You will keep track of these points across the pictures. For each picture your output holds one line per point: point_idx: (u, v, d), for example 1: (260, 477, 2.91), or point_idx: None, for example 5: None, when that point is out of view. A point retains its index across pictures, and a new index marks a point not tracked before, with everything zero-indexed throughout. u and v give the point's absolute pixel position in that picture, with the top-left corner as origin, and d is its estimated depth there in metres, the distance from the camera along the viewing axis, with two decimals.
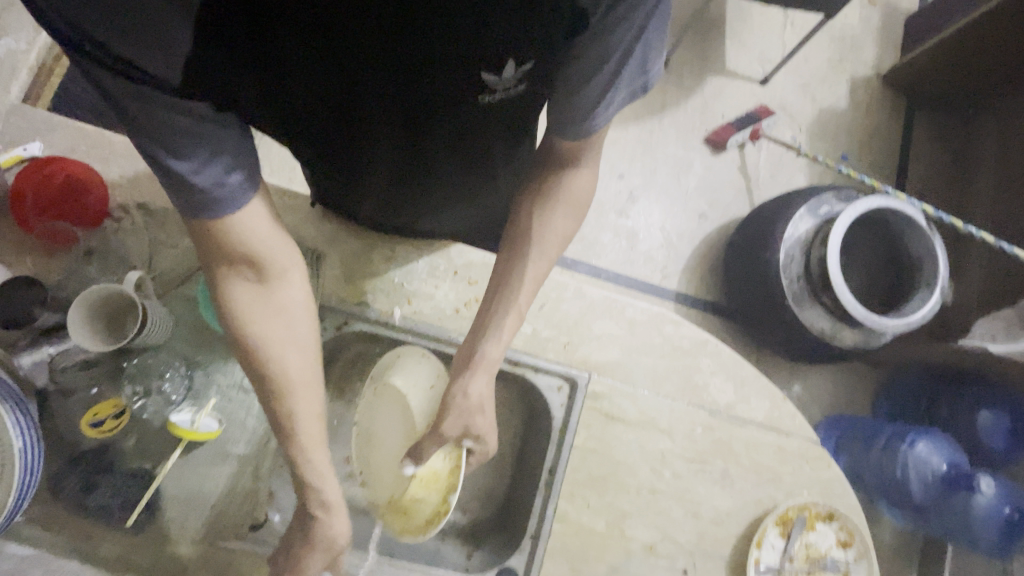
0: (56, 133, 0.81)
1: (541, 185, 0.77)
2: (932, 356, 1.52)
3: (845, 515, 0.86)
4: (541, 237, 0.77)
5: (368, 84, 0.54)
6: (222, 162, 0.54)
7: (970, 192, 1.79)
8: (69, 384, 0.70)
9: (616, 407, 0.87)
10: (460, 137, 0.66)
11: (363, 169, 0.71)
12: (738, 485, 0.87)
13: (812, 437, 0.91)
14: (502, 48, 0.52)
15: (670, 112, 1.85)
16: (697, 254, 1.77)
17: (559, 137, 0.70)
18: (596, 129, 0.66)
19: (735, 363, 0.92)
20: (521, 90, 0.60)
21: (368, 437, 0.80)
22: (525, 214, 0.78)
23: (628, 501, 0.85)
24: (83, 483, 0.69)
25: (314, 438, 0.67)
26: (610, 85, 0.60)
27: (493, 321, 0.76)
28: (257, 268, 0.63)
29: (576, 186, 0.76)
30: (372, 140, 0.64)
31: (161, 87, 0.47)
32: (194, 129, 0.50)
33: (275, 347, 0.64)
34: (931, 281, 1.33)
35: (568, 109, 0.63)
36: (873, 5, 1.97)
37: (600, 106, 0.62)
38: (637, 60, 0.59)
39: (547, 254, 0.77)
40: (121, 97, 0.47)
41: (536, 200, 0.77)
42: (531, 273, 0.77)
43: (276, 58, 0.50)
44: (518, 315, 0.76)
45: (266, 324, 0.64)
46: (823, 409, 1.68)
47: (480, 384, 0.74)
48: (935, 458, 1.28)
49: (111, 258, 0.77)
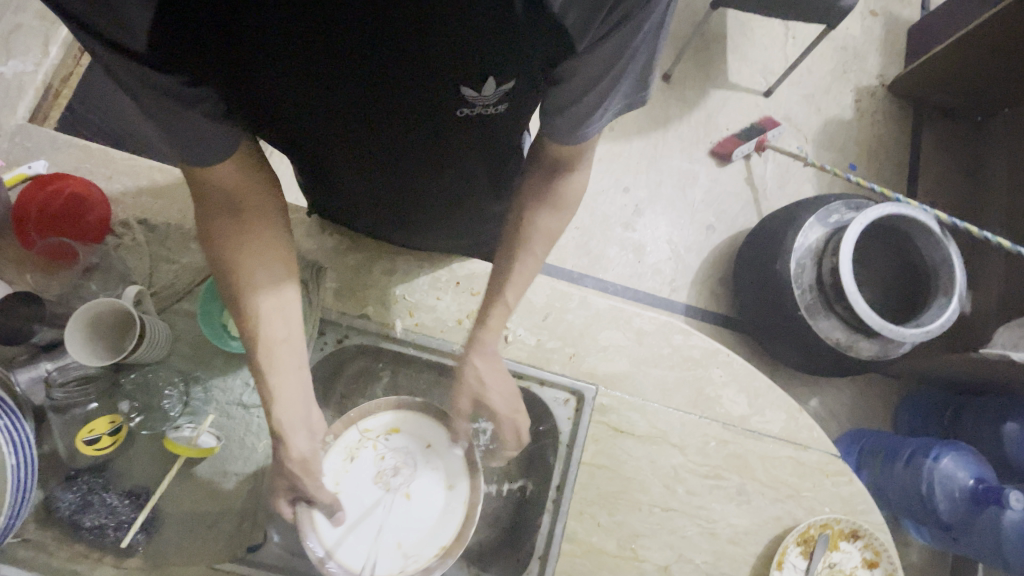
0: (60, 152, 0.82)
1: (533, 193, 0.75)
2: (951, 367, 1.47)
3: (870, 532, 0.82)
4: (532, 237, 0.75)
5: (336, 83, 0.54)
6: (193, 142, 0.54)
7: (983, 198, 1.75)
8: (67, 402, 0.67)
9: (625, 421, 0.84)
10: (435, 148, 0.66)
11: (343, 169, 0.72)
12: (755, 502, 0.84)
13: (832, 450, 0.87)
14: (480, 65, 0.53)
15: (674, 125, 1.85)
16: (705, 266, 1.75)
17: (550, 142, 0.66)
18: (589, 138, 0.64)
19: (748, 374, 0.89)
20: (501, 109, 0.60)
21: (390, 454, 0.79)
22: (514, 213, 0.77)
23: (640, 519, 0.81)
24: (79, 502, 0.66)
25: (295, 365, 0.68)
26: (607, 97, 0.58)
27: (491, 313, 0.76)
28: (237, 204, 0.63)
29: (567, 190, 0.73)
30: (347, 139, 0.64)
31: (136, 58, 0.46)
32: (175, 113, 0.51)
33: (256, 275, 0.66)
34: (949, 289, 1.29)
35: (561, 122, 0.61)
36: (875, 16, 1.97)
37: (594, 116, 0.60)
38: (635, 73, 0.58)
39: (535, 253, 0.76)
40: (106, 63, 0.47)
41: (524, 200, 0.75)
42: (523, 271, 0.76)
43: (252, 48, 0.50)
44: (509, 308, 0.76)
45: (246, 257, 0.65)
46: (841, 424, 1.64)
47: (480, 366, 0.76)
48: (961, 473, 1.22)
49: (112, 275, 0.77)
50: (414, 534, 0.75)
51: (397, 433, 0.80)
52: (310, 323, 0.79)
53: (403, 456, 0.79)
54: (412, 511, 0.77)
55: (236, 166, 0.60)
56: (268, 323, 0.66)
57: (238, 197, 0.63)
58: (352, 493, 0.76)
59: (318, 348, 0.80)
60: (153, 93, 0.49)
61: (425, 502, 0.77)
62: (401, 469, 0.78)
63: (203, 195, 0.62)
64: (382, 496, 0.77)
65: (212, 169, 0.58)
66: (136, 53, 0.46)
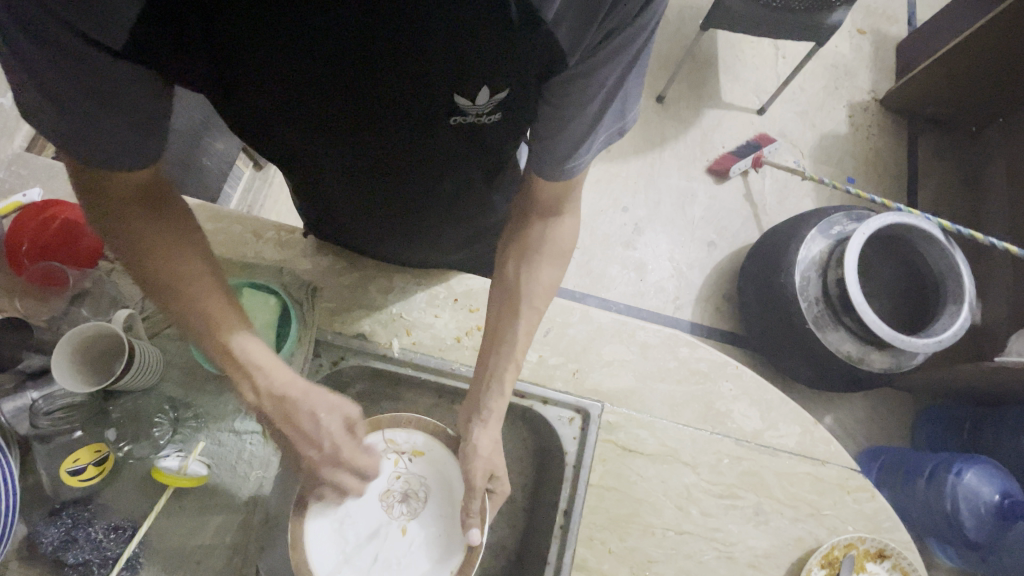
0: (56, 179, 0.82)
1: (524, 239, 0.72)
2: (966, 379, 1.44)
3: (897, 552, 0.77)
4: (529, 292, 0.71)
5: (327, 90, 0.53)
6: (135, 147, 0.51)
7: (985, 207, 1.74)
8: (52, 430, 0.63)
9: (633, 438, 0.81)
10: (426, 158, 0.65)
11: (333, 184, 0.72)
12: (774, 522, 0.79)
13: (851, 465, 0.83)
14: (472, 72, 0.52)
15: (670, 144, 1.86)
16: (709, 282, 1.73)
17: (536, 177, 0.66)
18: (576, 173, 0.63)
19: (759, 388, 0.86)
20: (494, 119, 0.60)
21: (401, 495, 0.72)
22: (508, 270, 0.73)
23: (653, 544, 0.77)
24: (60, 538, 0.62)
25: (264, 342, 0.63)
26: (593, 127, 0.58)
27: (490, 381, 0.70)
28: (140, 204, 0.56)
29: (560, 234, 0.72)
30: (337, 151, 0.63)
31: (82, 61, 0.45)
32: (121, 121, 0.49)
33: (188, 281, 0.59)
34: (959, 297, 1.26)
35: (548, 152, 0.61)
36: (862, 34, 2.00)
37: (583, 148, 0.60)
38: (617, 106, 0.59)
39: (536, 308, 0.72)
40: (41, 68, 0.44)
41: (520, 251, 0.72)
42: (523, 330, 0.71)
43: (242, 48, 0.49)
44: (518, 365, 0.71)
45: (184, 264, 0.59)
46: (858, 441, 1.60)
47: (485, 435, 0.69)
48: (987, 488, 1.17)
49: (103, 301, 0.75)
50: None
51: (419, 458, 0.73)
52: (305, 344, 0.77)
53: (416, 486, 0.72)
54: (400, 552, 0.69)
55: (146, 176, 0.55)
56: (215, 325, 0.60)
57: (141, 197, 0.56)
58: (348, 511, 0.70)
59: (313, 370, 0.77)
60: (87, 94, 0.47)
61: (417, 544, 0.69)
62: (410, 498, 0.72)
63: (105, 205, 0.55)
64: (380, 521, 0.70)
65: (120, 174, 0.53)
66: (96, 61, 0.45)
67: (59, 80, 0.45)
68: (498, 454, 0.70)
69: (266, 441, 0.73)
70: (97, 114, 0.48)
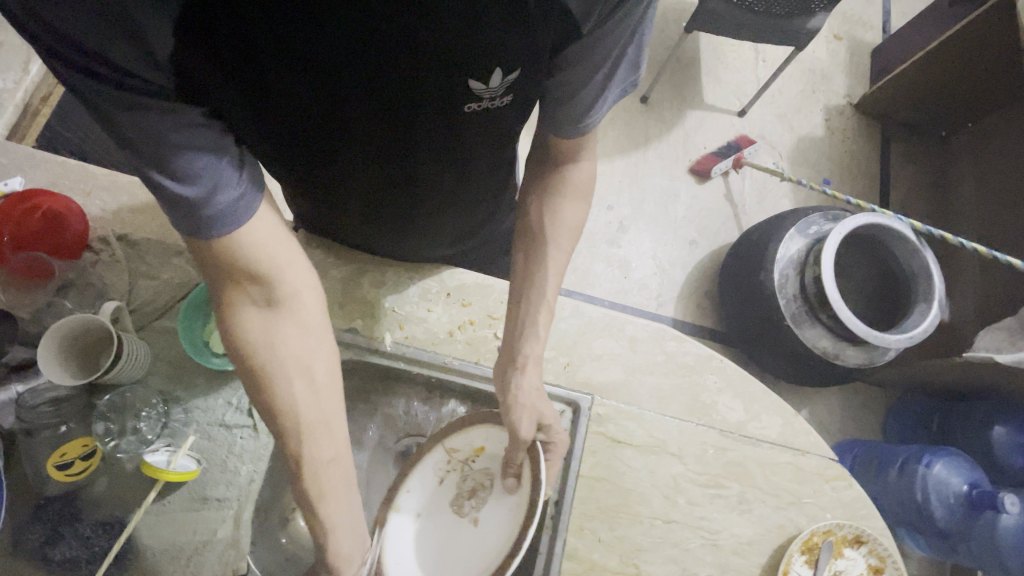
0: (36, 168, 0.80)
1: (548, 180, 0.78)
2: (934, 373, 1.50)
3: (874, 539, 0.80)
4: (554, 231, 0.78)
5: (347, 86, 0.56)
6: (220, 182, 0.55)
7: (953, 209, 1.82)
8: (37, 424, 0.64)
9: (622, 430, 0.83)
10: (441, 149, 0.68)
11: (345, 183, 0.74)
12: (757, 511, 0.82)
13: (830, 455, 0.86)
14: (486, 59, 0.55)
15: (654, 144, 1.90)
16: (691, 280, 1.76)
17: (553, 136, 0.73)
18: (586, 130, 0.71)
19: (743, 380, 0.88)
20: (505, 101, 0.63)
21: (468, 490, 0.76)
22: (533, 210, 0.79)
23: (642, 533, 0.79)
24: (48, 533, 0.62)
25: (323, 428, 0.65)
26: (604, 89, 0.65)
27: (522, 319, 0.76)
28: (268, 292, 0.62)
29: (578, 176, 0.77)
30: (353, 148, 0.66)
31: (155, 91, 0.48)
32: (187, 147, 0.52)
33: (293, 380, 0.63)
34: (928, 295, 1.32)
35: (566, 112, 0.68)
36: (839, 40, 2.06)
37: (596, 105, 0.67)
38: (631, 59, 0.63)
39: (563, 247, 0.78)
40: (109, 110, 0.48)
41: (542, 193, 0.78)
42: (553, 266, 0.77)
43: (264, 60, 0.52)
44: (550, 309, 0.77)
45: (292, 358, 0.64)
46: (833, 434, 1.65)
47: (532, 376, 0.74)
48: (955, 478, 1.23)
49: (88, 292, 0.73)
50: (472, 567, 0.70)
51: (481, 456, 0.76)
52: None
53: (482, 478, 0.76)
54: (476, 545, 0.72)
55: (258, 232, 0.61)
56: (311, 437, 0.63)
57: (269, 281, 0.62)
58: (430, 521, 0.75)
59: None
60: (157, 130, 0.50)
61: (489, 533, 0.71)
62: (477, 493, 0.75)
63: (234, 284, 0.61)
64: (456, 524, 0.75)
65: (238, 233, 0.59)
66: (157, 89, 0.48)
67: (131, 116, 0.48)
68: (544, 402, 0.73)
69: (257, 435, 0.72)
70: (164, 142, 0.50)
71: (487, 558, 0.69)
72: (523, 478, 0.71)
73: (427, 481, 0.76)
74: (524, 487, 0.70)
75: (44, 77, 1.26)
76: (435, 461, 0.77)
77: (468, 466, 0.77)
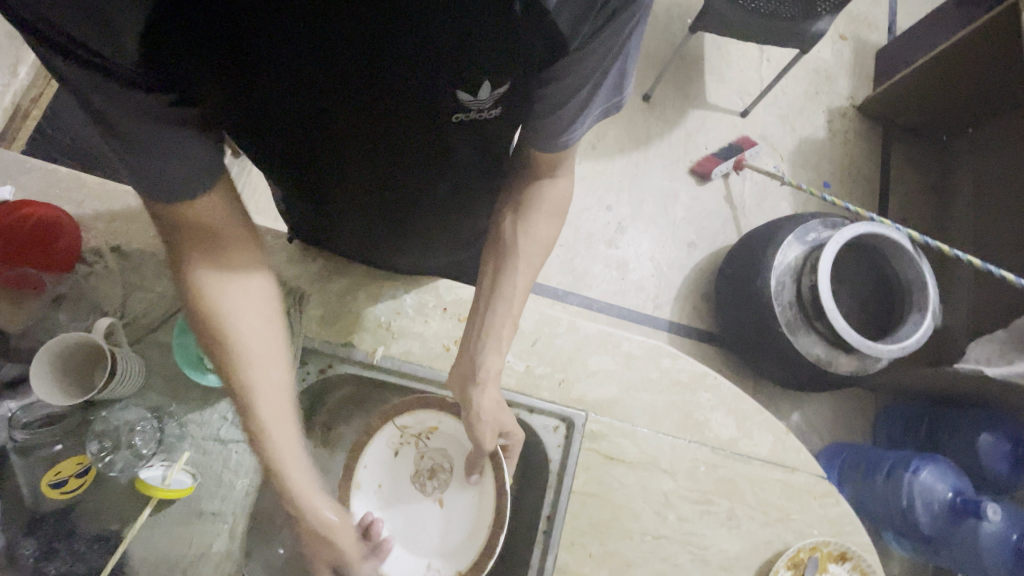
0: (27, 176, 0.78)
1: (522, 196, 0.75)
2: (923, 381, 1.51)
3: (858, 555, 0.81)
4: (525, 248, 0.75)
5: (331, 90, 0.55)
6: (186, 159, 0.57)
7: (952, 216, 1.81)
8: (33, 443, 0.65)
9: (615, 447, 0.83)
10: (428, 157, 0.67)
11: (333, 189, 0.74)
12: (745, 526, 0.83)
13: (819, 472, 0.87)
14: (474, 68, 0.54)
15: (655, 144, 1.88)
16: (688, 282, 1.77)
17: (533, 148, 0.71)
18: (569, 145, 0.68)
19: (736, 398, 0.89)
20: (495, 114, 0.62)
21: (428, 470, 0.81)
22: (506, 227, 0.76)
23: (632, 548, 0.80)
24: (43, 549, 0.63)
25: (275, 371, 0.67)
26: (584, 107, 0.63)
27: (491, 333, 0.74)
28: (216, 248, 0.64)
29: (554, 194, 0.75)
30: (339, 153, 0.65)
31: (120, 79, 0.50)
32: (158, 129, 0.54)
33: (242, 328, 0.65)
34: (923, 306, 1.33)
35: (546, 128, 0.65)
36: (845, 39, 2.04)
37: (575, 124, 0.65)
38: (614, 79, 0.62)
39: (532, 262, 0.76)
40: (87, 93, 0.51)
41: (517, 208, 0.75)
42: (523, 279, 0.75)
43: (248, 58, 0.51)
44: (512, 324, 0.76)
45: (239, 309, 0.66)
46: (822, 438, 1.67)
47: (485, 398, 0.73)
48: (940, 486, 1.25)
49: (82, 306, 0.73)
50: (446, 542, 0.78)
51: (436, 433, 0.80)
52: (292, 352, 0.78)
53: (441, 459, 0.81)
54: (443, 520, 0.80)
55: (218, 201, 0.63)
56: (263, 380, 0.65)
57: (217, 240, 0.64)
58: (390, 496, 0.80)
59: (300, 379, 0.78)
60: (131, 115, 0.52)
61: (454, 513, 0.79)
62: (437, 473, 0.81)
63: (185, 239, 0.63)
64: (420, 496, 0.81)
65: (193, 204, 0.61)
66: (125, 75, 0.50)
67: (105, 100, 0.51)
68: (505, 414, 0.74)
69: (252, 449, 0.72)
70: (135, 125, 0.53)
71: (457, 539, 0.77)
72: (485, 477, 0.77)
73: (380, 459, 0.79)
74: (488, 482, 0.77)
75: (35, 78, 1.25)
76: (387, 438, 0.78)
77: (422, 442, 0.80)
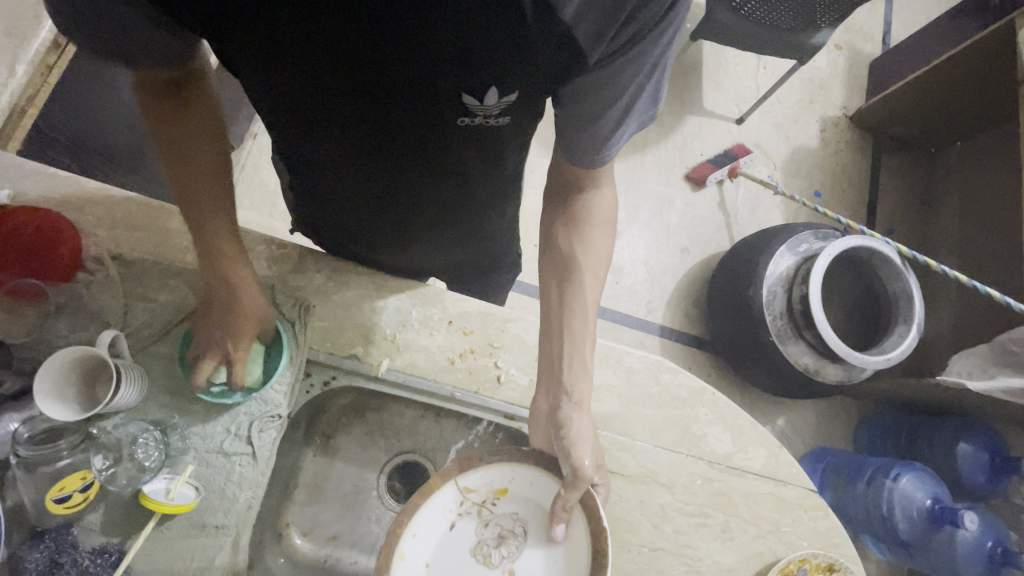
0: (25, 180, 0.77)
1: (572, 210, 0.74)
2: (905, 390, 1.56)
3: (845, 567, 0.84)
4: (587, 262, 0.74)
5: (335, 83, 0.58)
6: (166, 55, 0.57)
7: (938, 228, 1.86)
8: (34, 459, 0.61)
9: (615, 460, 0.85)
10: (429, 157, 0.69)
11: (338, 180, 0.76)
12: (738, 539, 0.85)
13: (810, 486, 0.90)
14: (477, 72, 0.55)
15: (651, 149, 1.89)
16: (680, 288, 1.79)
17: (565, 158, 0.70)
18: (605, 162, 0.68)
19: (732, 413, 0.91)
20: (502, 122, 0.63)
21: (496, 535, 0.71)
22: (562, 238, 0.74)
23: (629, 560, 0.82)
24: (45, 563, 0.61)
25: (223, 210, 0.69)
26: (621, 121, 0.62)
27: (566, 354, 0.72)
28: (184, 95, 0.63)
29: (599, 204, 0.74)
30: (342, 144, 0.68)
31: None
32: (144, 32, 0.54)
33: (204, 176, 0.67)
34: (908, 318, 1.37)
35: (581, 143, 0.65)
36: (839, 49, 2.06)
37: (614, 136, 0.64)
38: (650, 93, 0.61)
39: (596, 275, 0.74)
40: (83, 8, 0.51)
41: (569, 221, 0.74)
42: (590, 294, 0.73)
43: (260, 40, 0.54)
44: (591, 338, 0.73)
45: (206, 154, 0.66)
46: (806, 443, 1.72)
47: (581, 423, 0.70)
48: (919, 493, 1.29)
49: (82, 315, 0.72)
50: None
51: (504, 496, 0.72)
52: (295, 366, 0.77)
53: (510, 524, 0.71)
54: None
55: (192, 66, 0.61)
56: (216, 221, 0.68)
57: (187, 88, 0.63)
58: (446, 568, 0.70)
59: (303, 391, 0.77)
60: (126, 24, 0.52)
61: None
62: (507, 538, 0.71)
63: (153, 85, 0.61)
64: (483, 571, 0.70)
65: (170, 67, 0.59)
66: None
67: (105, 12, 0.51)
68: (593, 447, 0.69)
69: (256, 462, 0.72)
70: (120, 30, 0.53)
71: None
72: (573, 531, 0.68)
73: (438, 525, 0.70)
74: (576, 536, 0.68)
75: None
76: (447, 500, 0.70)
77: (487, 507, 0.72)
